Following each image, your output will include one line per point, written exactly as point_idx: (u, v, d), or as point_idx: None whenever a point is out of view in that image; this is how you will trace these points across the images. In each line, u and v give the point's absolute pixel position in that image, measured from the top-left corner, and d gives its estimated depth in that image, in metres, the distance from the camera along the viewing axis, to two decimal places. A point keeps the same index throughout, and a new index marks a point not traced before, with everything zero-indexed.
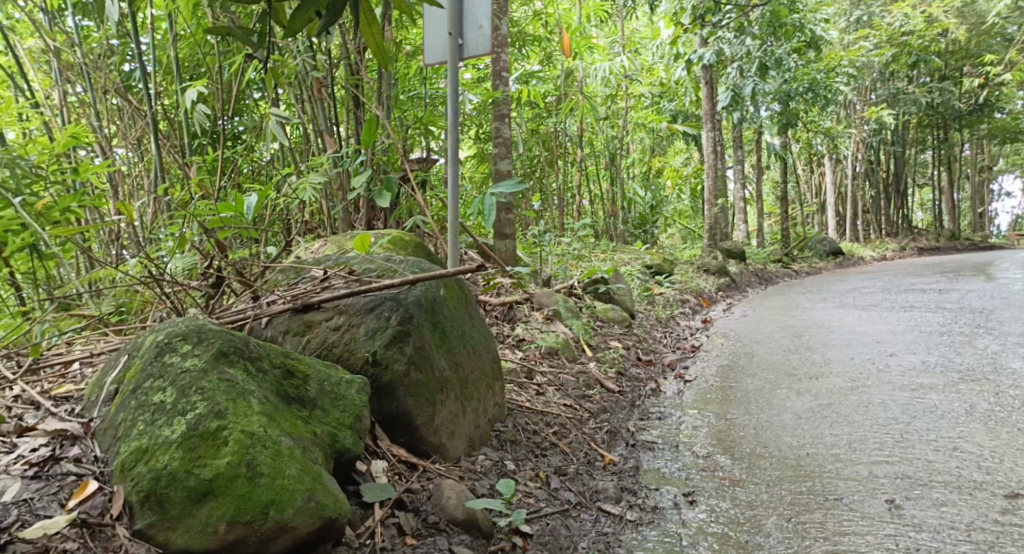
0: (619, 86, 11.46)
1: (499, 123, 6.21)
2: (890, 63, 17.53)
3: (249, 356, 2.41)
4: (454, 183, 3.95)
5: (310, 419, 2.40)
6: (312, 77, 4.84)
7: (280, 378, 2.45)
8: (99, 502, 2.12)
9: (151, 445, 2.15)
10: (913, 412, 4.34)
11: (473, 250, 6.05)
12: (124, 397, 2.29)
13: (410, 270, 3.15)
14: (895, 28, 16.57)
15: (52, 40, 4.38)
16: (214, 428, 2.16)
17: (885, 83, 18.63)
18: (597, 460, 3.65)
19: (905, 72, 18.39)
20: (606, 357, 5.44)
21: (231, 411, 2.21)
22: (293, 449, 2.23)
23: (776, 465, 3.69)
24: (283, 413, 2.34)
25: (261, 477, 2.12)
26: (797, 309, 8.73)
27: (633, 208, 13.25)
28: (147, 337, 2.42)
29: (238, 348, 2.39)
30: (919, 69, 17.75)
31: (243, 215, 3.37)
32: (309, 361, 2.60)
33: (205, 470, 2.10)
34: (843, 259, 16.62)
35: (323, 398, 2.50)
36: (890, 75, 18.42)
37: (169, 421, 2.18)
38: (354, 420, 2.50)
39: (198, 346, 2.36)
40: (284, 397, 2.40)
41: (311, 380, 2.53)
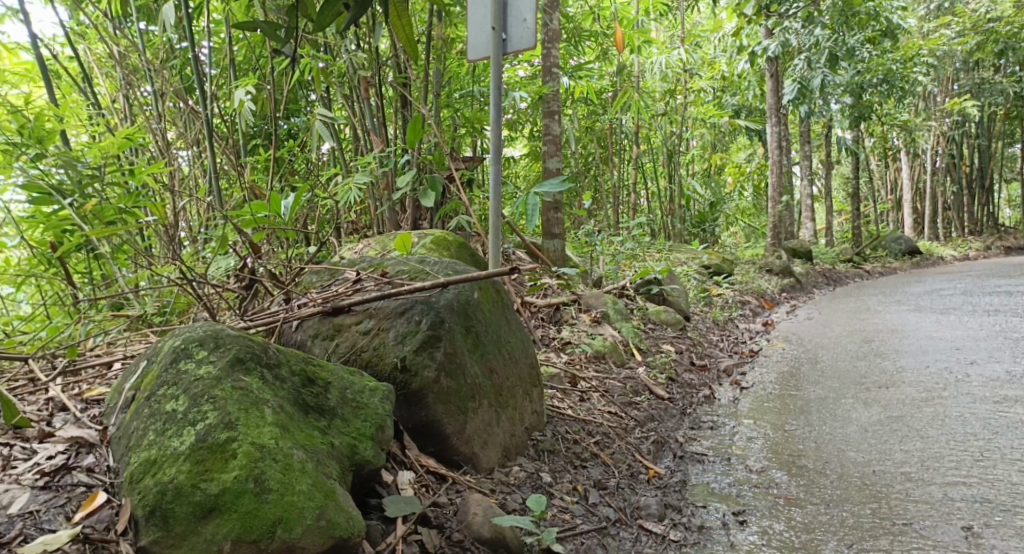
0: (679, 80, 11.17)
1: (550, 120, 6.08)
2: (973, 52, 16.68)
3: (267, 364, 2.34)
4: (496, 182, 3.82)
5: (327, 430, 2.32)
6: (360, 76, 4.76)
7: (299, 387, 2.38)
8: (105, 516, 2.09)
9: (159, 457, 2.10)
10: (994, 427, 4.06)
11: (522, 251, 5.93)
12: (139, 404, 2.25)
13: (443, 273, 3.07)
14: (980, 14, 16.00)
15: (116, 45, 4.43)
16: (223, 440, 2.10)
17: (969, 74, 17.85)
18: (641, 473, 3.51)
19: (989, 62, 17.54)
20: (657, 362, 5.25)
21: (242, 422, 2.14)
22: (305, 463, 2.15)
23: (838, 484, 3.48)
24: (299, 423, 2.27)
25: (269, 493, 2.06)
26: (867, 312, 8.37)
27: (692, 206, 12.95)
28: (165, 343, 2.37)
29: (256, 355, 2.32)
30: (1002, 59, 16.85)
31: (279, 214, 3.27)
32: (332, 367, 2.52)
33: (212, 485, 2.04)
34: (918, 259, 15.93)
35: (344, 407, 2.42)
36: (972, 65, 17.56)
37: (178, 432, 2.12)
38: (377, 430, 2.42)
39: (214, 352, 2.30)
40: (302, 406, 2.33)
41: (332, 387, 2.46)
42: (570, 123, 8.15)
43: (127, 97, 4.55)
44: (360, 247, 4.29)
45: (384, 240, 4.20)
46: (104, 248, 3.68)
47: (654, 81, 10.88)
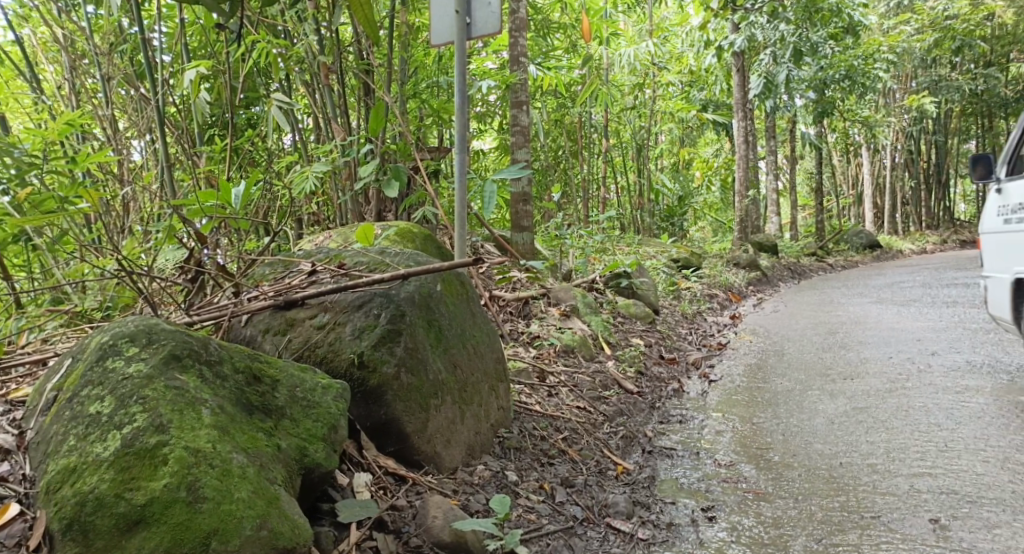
0: (648, 74, 11.14)
1: (518, 110, 5.97)
2: (932, 49, 16.86)
3: (207, 361, 2.20)
4: (462, 171, 3.68)
5: (274, 432, 2.19)
6: (320, 63, 4.58)
7: (242, 384, 2.24)
8: (18, 530, 1.92)
9: (80, 464, 1.95)
10: (958, 418, 4.04)
11: (489, 244, 5.82)
12: (60, 406, 2.09)
13: (403, 264, 2.94)
14: (938, 11, 16.18)
15: (61, 29, 4.21)
16: (152, 445, 1.96)
17: (927, 71, 17.98)
18: (610, 469, 3.42)
19: (947, 59, 17.76)
20: (626, 356, 5.19)
21: (175, 424, 2.00)
22: (245, 469, 2.02)
23: (806, 477, 3.42)
24: (242, 424, 2.13)
25: (203, 502, 1.91)
26: (832, 304, 8.40)
27: (661, 200, 12.93)
28: (93, 339, 2.21)
29: (194, 351, 2.18)
30: (960, 55, 17.07)
31: (230, 203, 3.10)
32: (281, 364, 2.38)
33: (138, 494, 1.89)
34: (879, 253, 16.14)
35: (293, 406, 2.29)
36: (930, 62, 17.76)
37: (102, 436, 1.98)
38: (329, 430, 2.29)
39: (147, 349, 2.15)
40: (246, 406, 2.19)
41: (281, 385, 2.32)
42: (539, 115, 8.04)
43: (74, 83, 4.35)
44: (320, 239, 4.14)
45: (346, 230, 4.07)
46: (42, 239, 3.47)
47: (623, 75, 10.84)
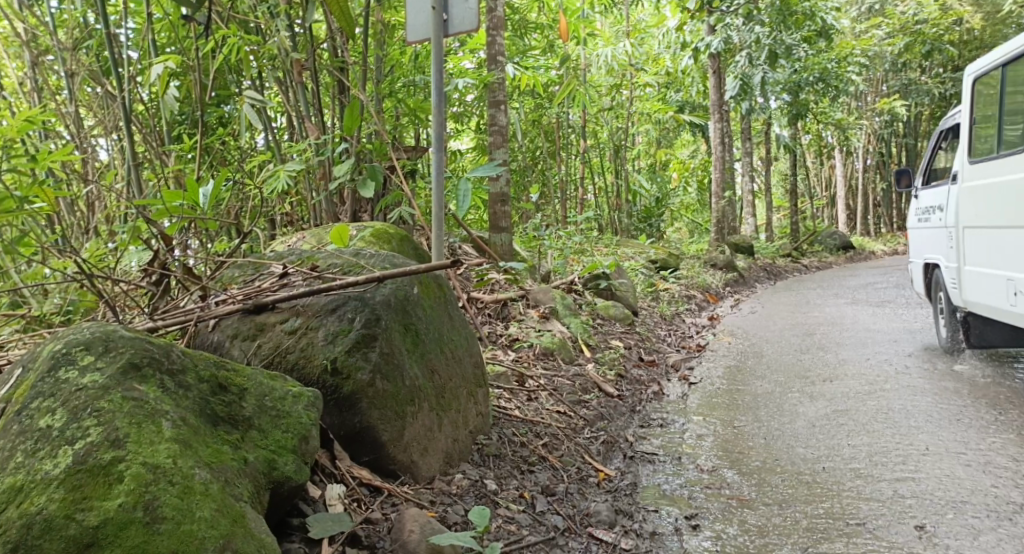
0: (626, 75, 11.11)
1: (495, 110, 5.89)
2: (902, 53, 17.01)
3: (168, 371, 2.09)
4: (439, 171, 3.59)
5: (240, 444, 2.09)
6: (294, 60, 4.45)
7: (207, 395, 2.13)
8: None
9: (27, 483, 1.78)
10: (938, 420, 4.02)
11: (467, 246, 5.73)
12: (6, 421, 1.92)
13: (379, 266, 2.84)
14: (909, 16, 16.25)
15: (22, 23, 4.05)
16: (107, 461, 1.82)
17: (897, 74, 18.16)
18: (591, 476, 3.35)
19: (917, 63, 17.93)
20: (605, 359, 5.13)
21: (132, 439, 1.87)
22: (208, 485, 1.90)
23: (789, 482, 3.37)
24: (206, 438, 2.03)
25: (162, 523, 1.78)
26: (808, 305, 8.41)
27: (639, 201, 12.90)
28: (44, 347, 2.07)
29: (154, 361, 2.07)
30: (929, 60, 17.20)
31: (198, 202, 3.00)
32: (249, 373, 2.28)
33: (91, 515, 1.75)
34: (852, 254, 16.27)
35: (261, 416, 2.19)
36: (901, 67, 17.92)
37: (52, 453, 1.82)
38: (300, 442, 2.20)
39: (102, 358, 2.02)
40: (210, 418, 2.09)
41: (248, 395, 2.22)
42: (517, 115, 7.97)
43: (36, 79, 4.18)
44: (293, 240, 4.04)
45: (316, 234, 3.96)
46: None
47: (600, 76, 10.80)
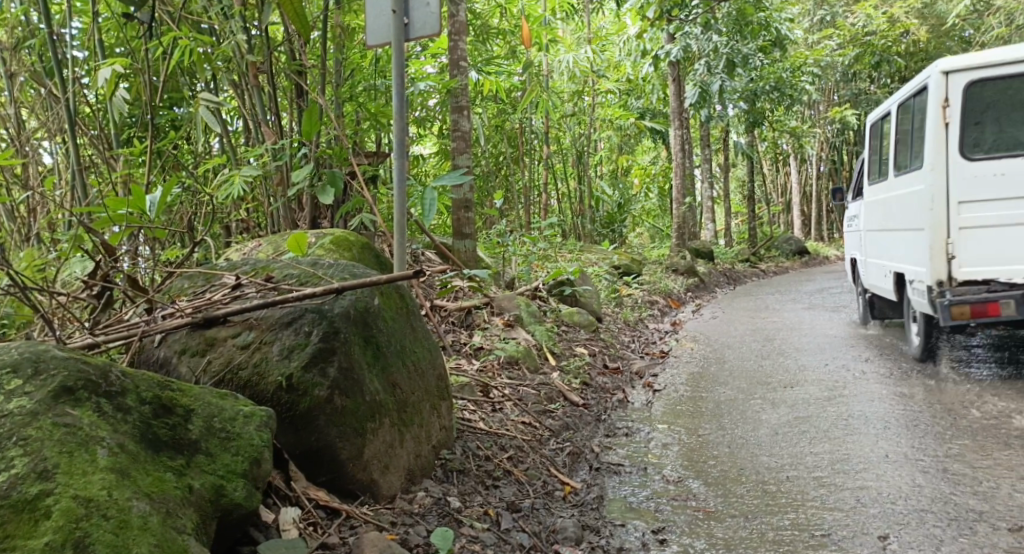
0: (587, 81, 11.12)
1: (458, 115, 5.81)
2: (853, 64, 17.34)
3: (106, 393, 1.95)
4: (401, 178, 3.49)
5: (185, 471, 1.96)
6: (249, 62, 4.31)
7: (149, 418, 2.00)
8: None
9: None
10: (899, 426, 4.02)
11: (430, 253, 5.63)
12: None
13: (337, 277, 2.73)
14: (858, 27, 16.52)
15: None
16: (33, 495, 1.67)
17: (848, 84, 18.53)
18: (557, 490, 3.27)
19: (868, 74, 18.28)
20: (570, 367, 5.06)
21: (62, 470, 1.73)
22: (147, 519, 1.76)
23: (754, 492, 3.33)
24: (147, 465, 1.89)
25: None
26: (768, 310, 8.46)
27: (601, 207, 12.92)
28: None
29: (90, 383, 1.93)
30: (878, 71, 17.55)
31: (143, 210, 2.82)
32: (196, 393, 2.15)
33: None
34: (807, 260, 16.52)
35: (209, 439, 2.06)
36: (852, 77, 18.29)
37: None
38: (251, 465, 2.07)
39: (32, 381, 1.88)
40: (152, 443, 1.96)
41: (195, 416, 2.09)
42: (480, 120, 7.90)
43: None
44: (249, 248, 3.91)
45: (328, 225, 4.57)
46: None
47: (562, 82, 10.78)
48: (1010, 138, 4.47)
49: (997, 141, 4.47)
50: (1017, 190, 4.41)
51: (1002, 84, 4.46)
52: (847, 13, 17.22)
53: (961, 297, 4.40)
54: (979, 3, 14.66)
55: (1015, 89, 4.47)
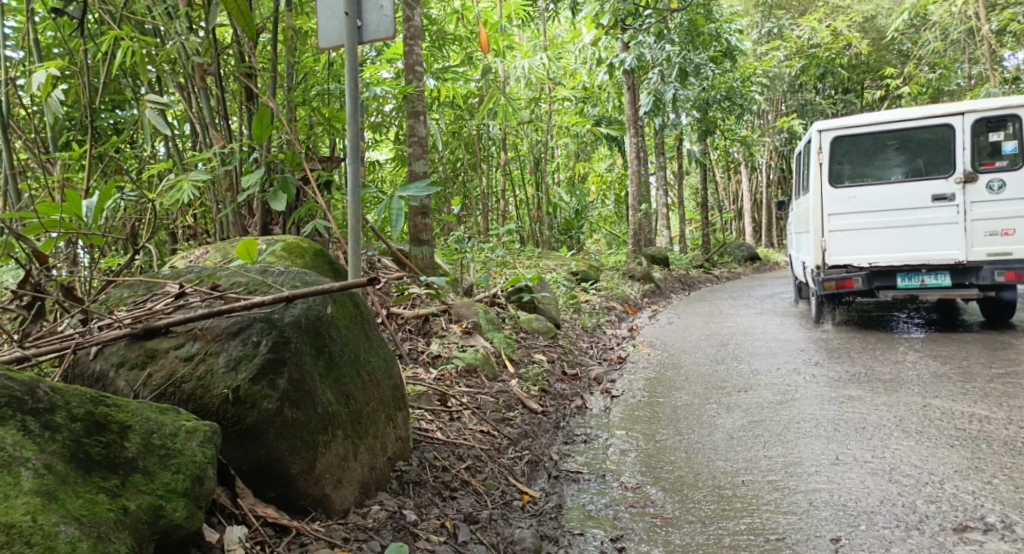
0: (544, 88, 11.14)
1: (415, 121, 5.73)
2: (800, 74, 17.67)
3: (32, 410, 1.84)
4: (355, 183, 3.40)
5: (120, 491, 1.86)
6: (195, 64, 4.20)
7: (80, 435, 1.89)
8: None
9: None
10: (851, 428, 4.06)
11: (386, 260, 5.54)
12: None
13: (287, 285, 2.64)
14: (804, 39, 16.94)
15: None
16: None
17: (795, 95, 18.90)
18: (515, 499, 3.22)
19: (814, 84, 18.66)
20: (529, 374, 5.01)
21: None
22: (75, 545, 1.67)
23: (710, 497, 3.31)
24: (77, 486, 1.80)
25: None
26: (723, 315, 8.52)
27: (559, 214, 12.92)
28: None
29: (16, 400, 1.82)
30: (824, 82, 17.95)
31: (80, 215, 2.73)
32: (134, 407, 2.04)
33: None
34: (758, 266, 16.75)
35: (147, 457, 1.96)
36: (799, 87, 18.65)
37: None
38: (192, 483, 1.97)
39: None
40: (83, 463, 1.86)
41: (132, 433, 1.99)
42: (437, 126, 7.83)
43: None
44: (196, 256, 3.81)
45: (379, 228, 5.82)
46: None
47: (519, 89, 10.77)
48: (865, 173, 6.35)
49: (857, 174, 6.36)
50: (871, 205, 6.26)
51: (861, 137, 6.32)
52: (795, 25, 17.55)
53: (830, 275, 6.35)
54: (917, 17, 15.07)
55: (871, 141, 6.31)
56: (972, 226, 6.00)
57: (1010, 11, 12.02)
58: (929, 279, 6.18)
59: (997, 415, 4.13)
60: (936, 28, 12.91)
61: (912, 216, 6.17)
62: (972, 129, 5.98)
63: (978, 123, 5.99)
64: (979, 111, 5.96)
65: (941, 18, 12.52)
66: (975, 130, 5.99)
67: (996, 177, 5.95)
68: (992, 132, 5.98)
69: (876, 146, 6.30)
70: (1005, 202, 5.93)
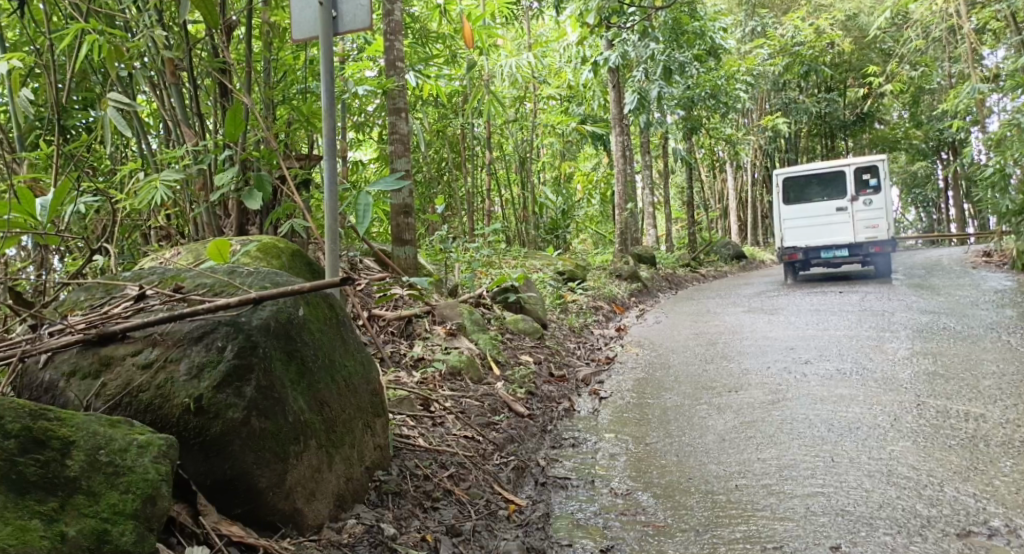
0: (527, 87, 11.04)
1: (396, 117, 5.58)
2: (783, 72, 17.65)
3: None
4: (331, 179, 3.25)
5: (61, 514, 1.72)
6: (165, 58, 4.04)
7: (16, 454, 1.75)
8: None
9: None
10: (841, 428, 3.96)
11: (368, 261, 5.39)
12: None
13: (257, 285, 2.49)
14: (788, 38, 16.85)
15: None
16: None
17: (779, 93, 18.88)
18: (500, 509, 3.09)
19: (797, 82, 18.67)
20: (515, 377, 4.88)
21: None
22: None
23: (704, 503, 3.18)
24: (7, 513, 1.65)
25: None
26: (710, 314, 8.42)
27: (544, 213, 12.79)
28: None
29: None
30: (808, 79, 17.93)
31: (33, 216, 2.66)
32: (79, 420, 1.89)
33: None
34: (745, 265, 16.70)
35: (91, 476, 1.81)
36: (783, 85, 18.63)
37: None
38: (143, 504, 1.82)
39: None
40: (20, 485, 1.71)
41: (75, 450, 1.84)
42: (419, 125, 7.68)
43: None
44: (168, 258, 3.70)
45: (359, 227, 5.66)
46: None
47: (503, 88, 10.63)
48: (800, 197, 10.49)
49: (795, 197, 10.51)
50: (803, 213, 10.39)
51: (797, 176, 10.49)
52: (778, 24, 17.50)
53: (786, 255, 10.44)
54: (899, 15, 15.07)
55: (800, 178, 10.51)
56: (857, 223, 10.14)
57: (991, 8, 12.01)
58: (839, 253, 10.23)
59: (993, 414, 4.04)
60: (918, 25, 12.90)
61: (824, 219, 10.28)
62: (855, 172, 10.14)
63: (858, 169, 10.15)
64: (856, 163, 10.13)
65: (923, 15, 12.52)
66: (856, 173, 10.15)
67: (868, 198, 10.10)
68: (866, 173, 10.12)
69: (804, 182, 10.50)
70: (873, 210, 10.06)
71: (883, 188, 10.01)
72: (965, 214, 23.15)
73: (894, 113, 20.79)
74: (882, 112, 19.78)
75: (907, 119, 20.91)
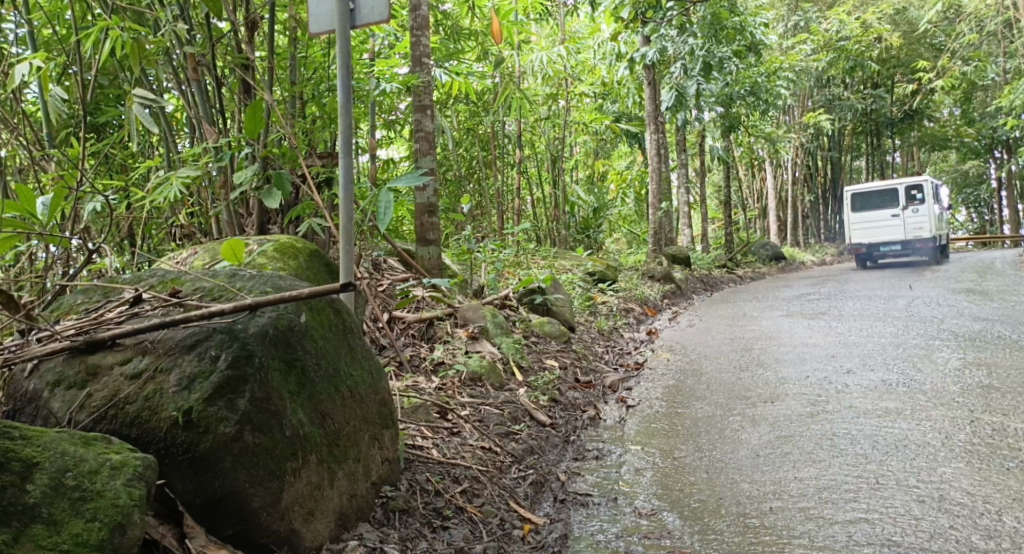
0: (561, 82, 10.82)
1: (422, 114, 5.44)
2: (827, 68, 17.20)
3: None
4: (348, 181, 3.10)
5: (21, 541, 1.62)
6: (186, 54, 3.91)
7: None
8: None
9: None
10: (885, 446, 3.72)
11: (392, 261, 5.26)
12: None
13: (258, 290, 2.37)
14: (832, 32, 16.41)
15: None
16: None
17: (821, 90, 18.49)
18: (515, 528, 2.93)
19: (841, 79, 18.23)
20: (539, 383, 4.71)
21: None
22: None
23: (735, 527, 2.99)
24: None
25: None
26: (745, 318, 8.15)
27: (576, 212, 12.55)
28: None
29: None
30: (852, 75, 17.46)
31: (36, 214, 2.57)
32: (50, 440, 1.79)
33: None
34: (783, 266, 16.28)
35: (59, 499, 1.71)
36: (826, 82, 18.20)
37: None
38: (115, 532, 1.72)
39: None
40: None
41: (43, 472, 1.74)
42: (448, 122, 7.54)
43: None
44: (184, 258, 3.62)
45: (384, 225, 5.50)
46: None
47: (536, 84, 10.43)
48: (862, 205, 11.98)
49: (858, 205, 12.02)
50: (863, 218, 11.90)
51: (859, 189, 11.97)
52: (821, 19, 17.04)
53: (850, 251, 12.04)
54: (951, 8, 14.57)
55: (862, 190, 11.96)
56: (907, 227, 11.59)
57: None
58: (893, 250, 11.72)
59: None
60: (972, 19, 12.42)
61: (880, 223, 11.75)
62: (906, 187, 11.54)
63: (908, 186, 11.52)
64: (906, 181, 11.48)
65: (978, 9, 12.07)
66: (906, 190, 11.54)
67: (917, 207, 11.48)
68: (915, 189, 11.49)
69: (865, 194, 11.96)
70: (920, 217, 11.48)
71: (928, 201, 11.35)
72: (1017, 215, 22.38)
73: (943, 111, 20.18)
74: (931, 110, 19.20)
75: (957, 117, 20.26)
